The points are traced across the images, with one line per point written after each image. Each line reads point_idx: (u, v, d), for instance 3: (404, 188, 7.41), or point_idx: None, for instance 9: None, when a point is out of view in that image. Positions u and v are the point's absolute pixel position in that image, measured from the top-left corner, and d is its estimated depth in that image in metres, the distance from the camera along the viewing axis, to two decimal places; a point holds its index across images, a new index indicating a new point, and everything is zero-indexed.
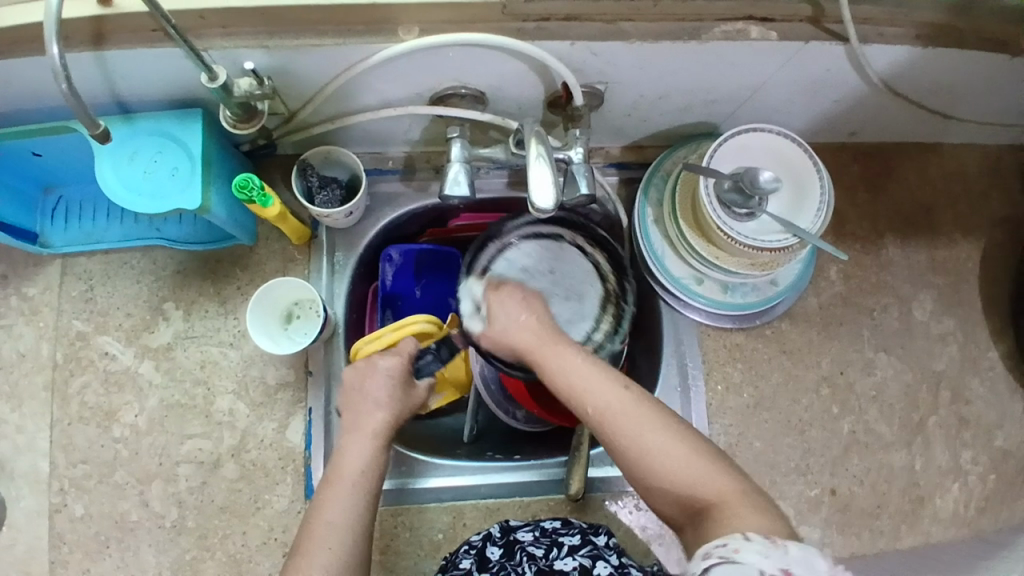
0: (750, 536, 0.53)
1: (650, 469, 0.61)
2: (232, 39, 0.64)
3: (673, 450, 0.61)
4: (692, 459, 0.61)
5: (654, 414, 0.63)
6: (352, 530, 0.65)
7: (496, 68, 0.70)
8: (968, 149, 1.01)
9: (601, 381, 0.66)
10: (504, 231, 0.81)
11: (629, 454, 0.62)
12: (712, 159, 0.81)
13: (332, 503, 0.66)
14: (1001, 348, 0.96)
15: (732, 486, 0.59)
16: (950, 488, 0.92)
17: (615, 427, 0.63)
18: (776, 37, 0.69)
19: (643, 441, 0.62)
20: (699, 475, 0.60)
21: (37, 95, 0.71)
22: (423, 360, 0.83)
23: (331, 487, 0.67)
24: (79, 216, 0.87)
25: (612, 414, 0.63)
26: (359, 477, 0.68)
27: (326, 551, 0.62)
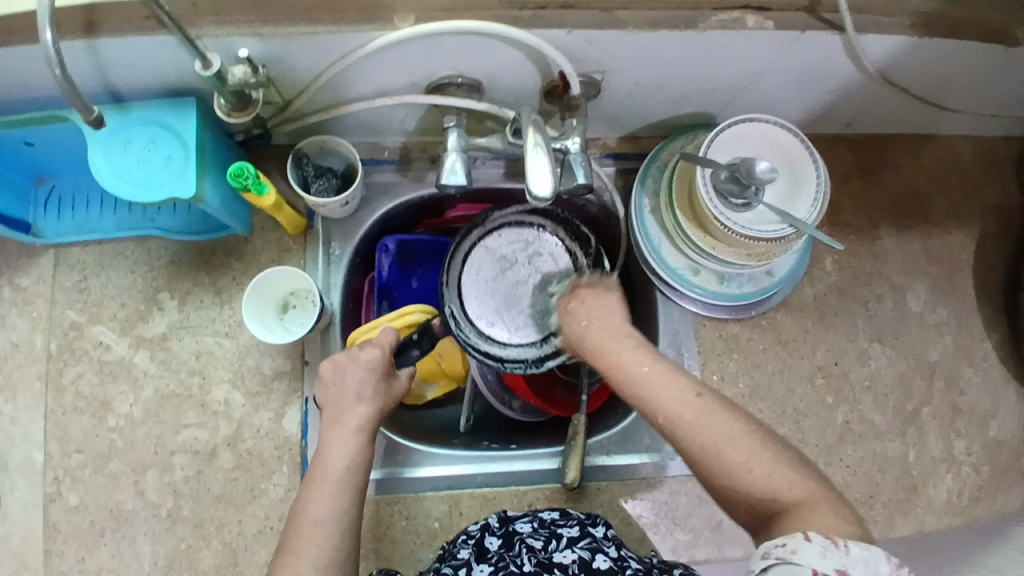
0: (812, 537, 0.50)
1: (731, 479, 0.58)
2: (225, 27, 0.63)
3: (754, 458, 0.58)
4: (775, 464, 0.58)
5: (732, 425, 0.60)
6: (340, 526, 0.63)
7: (492, 56, 0.70)
8: (964, 139, 1.01)
9: (674, 389, 0.62)
10: (489, 219, 0.86)
11: (711, 466, 0.59)
12: (709, 149, 0.80)
13: (317, 500, 0.64)
14: (994, 338, 0.97)
15: (813, 490, 0.56)
16: (943, 477, 0.92)
17: (692, 434, 0.60)
18: (773, 26, 0.68)
19: (722, 448, 0.59)
20: (783, 480, 0.57)
21: (29, 84, 0.71)
22: (405, 351, 0.82)
23: (320, 481, 0.66)
24: (72, 206, 0.86)
25: (688, 420, 0.60)
26: (344, 470, 0.67)
27: (319, 544, 0.61)
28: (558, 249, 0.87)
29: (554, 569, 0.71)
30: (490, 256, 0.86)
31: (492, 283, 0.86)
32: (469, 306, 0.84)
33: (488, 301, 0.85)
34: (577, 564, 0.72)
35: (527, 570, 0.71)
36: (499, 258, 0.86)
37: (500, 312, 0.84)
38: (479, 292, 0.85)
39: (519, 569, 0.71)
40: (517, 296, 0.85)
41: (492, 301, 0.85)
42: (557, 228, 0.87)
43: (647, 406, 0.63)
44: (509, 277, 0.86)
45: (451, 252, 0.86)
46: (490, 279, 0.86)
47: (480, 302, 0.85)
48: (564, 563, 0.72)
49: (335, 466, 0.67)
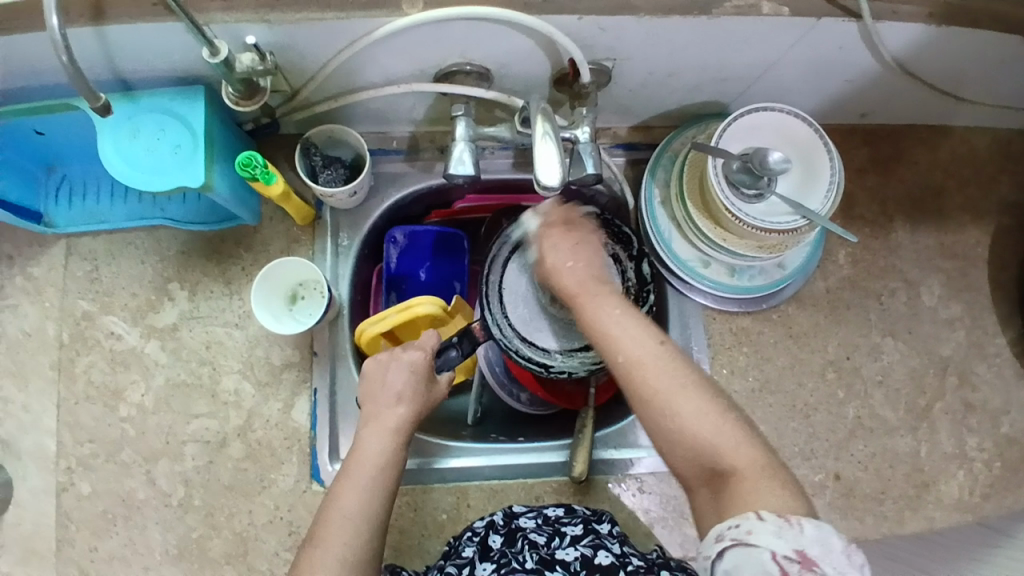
0: (764, 515, 0.53)
1: (676, 429, 0.60)
2: (232, 13, 0.62)
3: (700, 412, 0.60)
4: (723, 423, 0.59)
5: (687, 375, 0.61)
6: (367, 518, 0.64)
7: (501, 43, 0.69)
8: (983, 130, 0.99)
9: (636, 334, 0.64)
10: (526, 220, 0.83)
11: (661, 411, 0.60)
12: (721, 139, 0.79)
13: (346, 491, 0.65)
14: (1011, 333, 0.95)
15: (756, 457, 0.58)
16: (957, 473, 0.91)
17: (648, 380, 0.61)
18: (788, 13, 0.67)
19: (673, 397, 0.60)
20: (728, 440, 0.58)
21: (40, 72, 0.71)
22: (444, 352, 0.78)
23: (350, 476, 0.66)
24: (83, 195, 0.87)
25: (645, 363, 0.62)
26: (373, 466, 0.67)
27: (345, 536, 0.62)
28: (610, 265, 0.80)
29: (556, 566, 0.70)
30: (526, 259, 0.83)
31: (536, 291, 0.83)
32: (515, 317, 0.81)
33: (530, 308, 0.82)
34: (579, 561, 0.71)
35: (528, 567, 0.70)
36: (534, 261, 0.83)
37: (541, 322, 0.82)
38: (520, 301, 0.82)
39: (522, 566, 0.70)
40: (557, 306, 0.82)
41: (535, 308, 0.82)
42: (617, 248, 0.80)
43: (610, 344, 0.64)
44: (548, 282, 0.83)
45: (488, 259, 0.83)
46: (534, 290, 0.82)
47: (523, 309, 0.82)
48: (566, 560, 0.71)
49: (366, 460, 0.67)
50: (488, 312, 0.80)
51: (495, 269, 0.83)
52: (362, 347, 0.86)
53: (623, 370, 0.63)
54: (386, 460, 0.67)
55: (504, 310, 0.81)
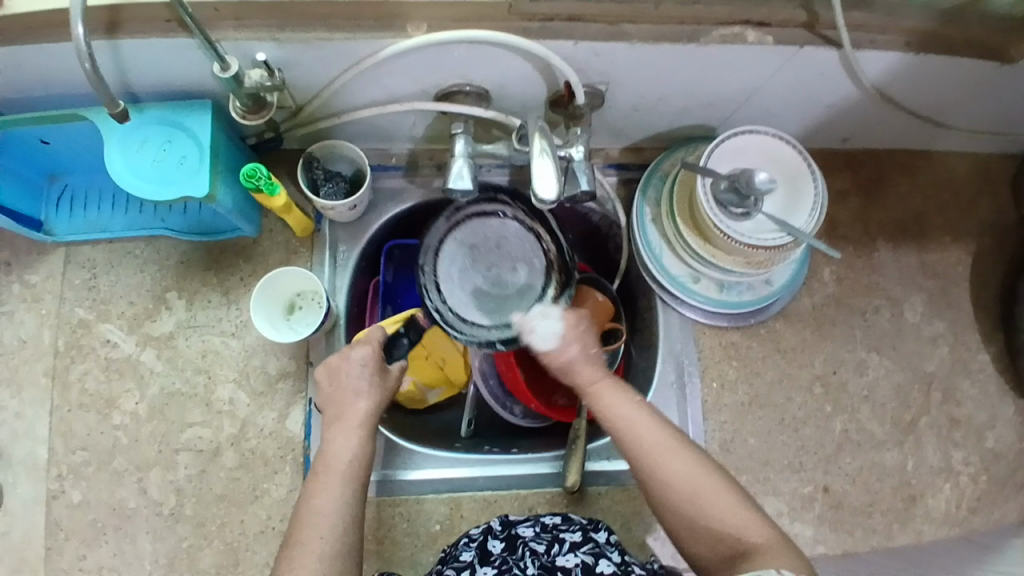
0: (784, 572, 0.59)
1: (697, 516, 0.66)
2: (244, 31, 0.65)
3: (717, 497, 0.66)
4: (739, 508, 0.66)
5: (703, 464, 0.69)
6: (344, 517, 0.65)
7: (500, 66, 0.72)
8: (960, 156, 1.04)
9: (658, 428, 0.71)
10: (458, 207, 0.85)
11: (684, 498, 0.67)
12: (709, 160, 0.83)
13: (322, 491, 0.66)
14: (991, 351, 0.98)
15: (771, 536, 0.64)
16: (942, 488, 0.93)
17: (667, 470, 0.68)
18: (772, 42, 0.71)
19: (692, 483, 0.67)
20: (742, 520, 0.65)
21: (48, 83, 0.73)
22: (394, 345, 0.82)
23: (326, 479, 0.67)
24: (84, 205, 0.88)
25: (665, 454, 0.69)
26: (346, 468, 0.68)
27: (323, 531, 0.63)
28: (529, 233, 0.86)
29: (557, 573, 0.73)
30: (460, 243, 0.85)
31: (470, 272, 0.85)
32: (452, 299, 0.84)
33: (467, 287, 0.84)
34: (580, 568, 0.74)
35: (530, 574, 0.73)
36: (468, 244, 0.85)
37: (485, 296, 0.84)
38: (456, 281, 0.84)
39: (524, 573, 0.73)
40: (500, 279, 0.84)
41: (471, 289, 0.84)
42: (521, 214, 0.86)
43: (634, 436, 0.71)
44: (482, 262, 0.85)
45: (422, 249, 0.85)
46: (465, 269, 0.85)
47: (460, 291, 0.84)
48: (566, 567, 0.74)
49: (338, 463, 0.68)
50: (425, 296, 0.83)
51: (429, 256, 0.85)
52: None
53: (649, 460, 0.69)
54: (356, 460, 0.69)
55: (440, 293, 0.84)
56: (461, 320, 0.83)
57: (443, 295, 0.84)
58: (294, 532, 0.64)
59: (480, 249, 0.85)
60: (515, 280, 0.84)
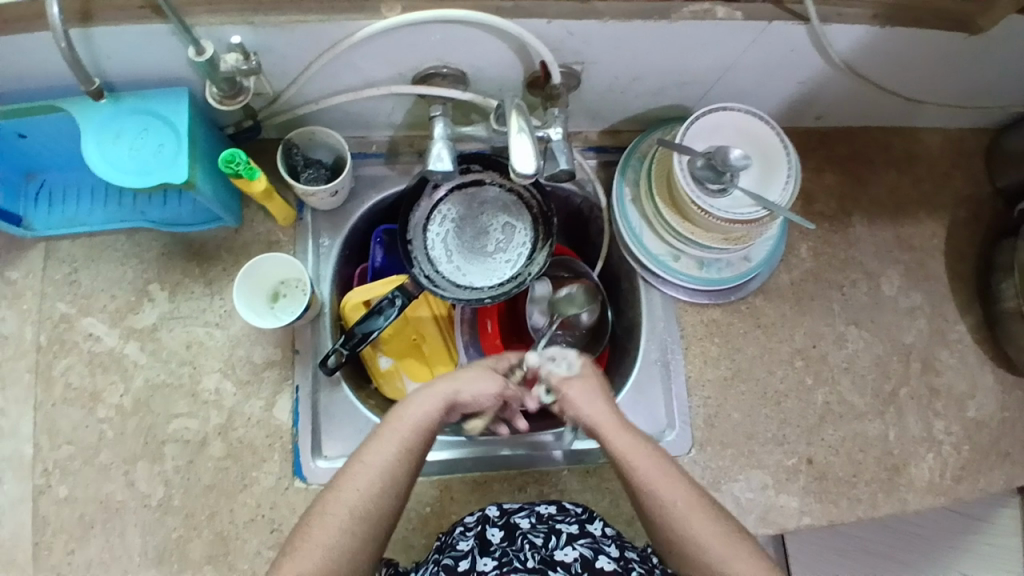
0: None
1: (708, 570, 0.66)
2: (217, 15, 0.65)
3: (729, 553, 0.66)
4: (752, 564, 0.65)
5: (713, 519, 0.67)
6: (387, 479, 0.66)
7: (476, 47, 0.73)
8: (933, 131, 1.06)
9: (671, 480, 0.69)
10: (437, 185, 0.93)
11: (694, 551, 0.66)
12: (685, 137, 0.84)
13: (377, 444, 0.67)
14: (969, 321, 1.00)
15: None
16: (924, 457, 0.95)
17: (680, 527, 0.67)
18: (741, 17, 0.72)
19: (707, 541, 0.66)
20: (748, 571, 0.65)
21: (22, 74, 0.73)
22: (370, 318, 0.85)
23: (388, 438, 0.68)
24: (62, 200, 0.87)
25: (679, 510, 0.67)
26: (405, 439, 0.68)
27: (366, 488, 0.65)
28: (509, 195, 0.95)
29: (557, 567, 0.74)
30: (445, 218, 0.94)
31: (456, 238, 0.94)
32: (442, 268, 0.92)
33: (456, 256, 0.93)
34: (579, 562, 0.75)
35: (530, 567, 0.74)
36: (452, 218, 0.94)
37: (474, 263, 0.93)
38: (444, 252, 0.93)
39: (523, 565, 0.74)
40: (484, 242, 0.94)
41: (459, 257, 0.93)
42: (500, 178, 0.95)
43: (643, 491, 0.69)
44: (467, 232, 0.94)
45: (405, 223, 0.92)
46: (451, 235, 0.93)
47: (448, 260, 0.93)
48: (566, 561, 0.74)
49: (403, 436, 0.68)
50: (414, 267, 0.91)
51: (415, 231, 0.93)
52: (347, 316, 0.91)
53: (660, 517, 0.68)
54: (424, 429, 0.69)
55: (431, 263, 0.92)
56: (452, 283, 0.92)
57: (434, 263, 0.92)
58: (340, 480, 0.66)
59: (464, 221, 0.94)
60: (500, 246, 0.94)
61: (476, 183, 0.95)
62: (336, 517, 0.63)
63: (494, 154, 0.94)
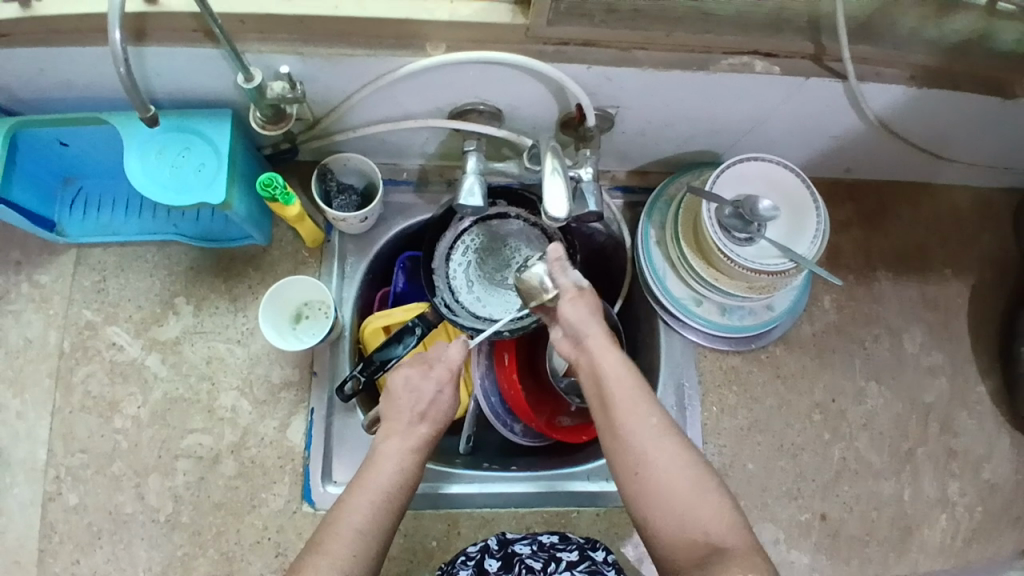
0: None
1: (668, 506, 0.64)
2: (268, 44, 0.67)
3: (694, 491, 0.64)
4: (715, 505, 0.64)
5: (682, 451, 0.66)
6: (376, 539, 0.64)
7: (515, 87, 0.74)
8: (959, 190, 1.06)
9: (640, 403, 0.68)
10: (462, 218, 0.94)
11: (657, 486, 0.65)
12: (714, 185, 0.84)
13: (360, 502, 0.65)
14: (989, 382, 0.99)
15: (742, 534, 0.63)
16: (940, 519, 0.93)
17: (653, 457, 0.66)
18: (778, 72, 0.73)
19: (678, 480, 0.65)
20: (712, 517, 0.63)
21: (71, 85, 0.75)
22: (388, 345, 0.88)
23: (368, 493, 0.66)
24: (97, 208, 0.89)
25: (653, 444, 0.66)
26: (382, 494, 0.66)
27: (353, 548, 0.62)
28: (532, 229, 0.95)
29: None
30: (468, 248, 0.94)
31: (478, 269, 0.94)
32: (464, 298, 0.93)
33: (478, 287, 0.94)
34: None
35: None
36: (475, 249, 0.95)
37: (495, 293, 0.94)
38: (466, 282, 0.93)
39: None
40: (507, 273, 0.95)
41: (480, 288, 0.94)
42: (524, 213, 0.95)
43: (615, 415, 0.68)
44: (490, 264, 0.95)
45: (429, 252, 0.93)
46: (473, 266, 0.94)
47: (469, 291, 0.93)
48: None
49: (386, 473, 0.68)
50: (435, 295, 0.91)
51: (438, 260, 0.93)
52: (365, 337, 0.92)
53: (637, 441, 0.66)
54: (398, 483, 0.68)
55: (453, 292, 0.93)
56: (471, 314, 0.92)
57: (454, 293, 0.93)
58: (322, 541, 0.63)
59: (487, 253, 0.95)
60: None
61: (500, 216, 0.95)
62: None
63: (522, 189, 0.95)
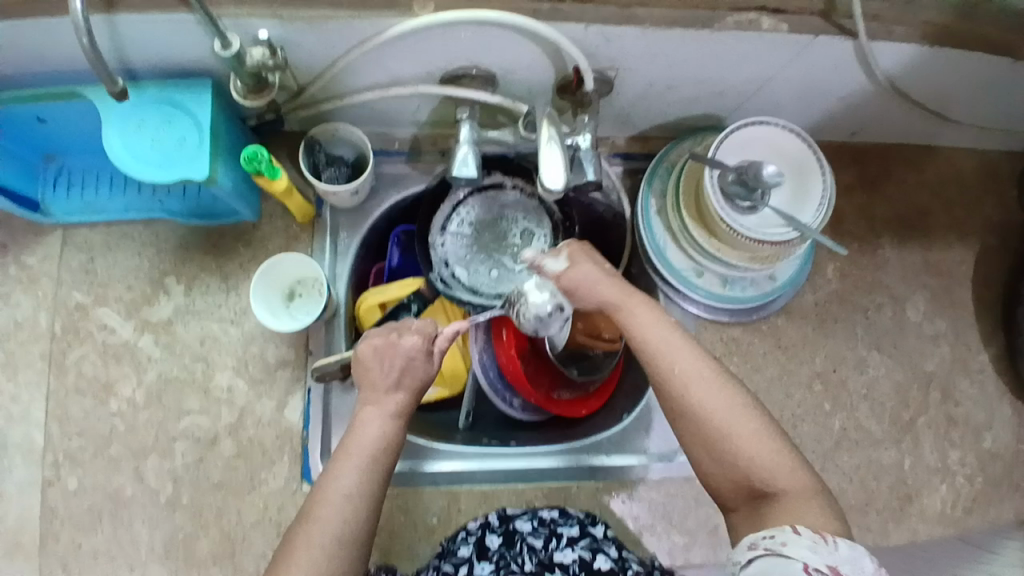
0: (800, 530, 0.55)
1: (732, 455, 0.62)
2: (245, 7, 0.63)
3: (755, 437, 0.62)
4: (774, 449, 0.62)
5: (732, 396, 0.63)
6: (364, 501, 0.63)
7: (508, 50, 0.71)
8: (967, 152, 1.03)
9: (682, 350, 0.65)
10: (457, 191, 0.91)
11: (715, 438, 0.63)
12: (717, 151, 0.81)
13: (342, 471, 0.64)
14: (992, 349, 0.97)
15: (806, 480, 0.61)
16: (939, 487, 0.93)
17: (697, 399, 0.63)
18: (787, 30, 0.69)
19: (731, 423, 0.62)
20: (779, 465, 0.61)
21: (43, 58, 0.71)
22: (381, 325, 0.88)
23: (349, 457, 0.65)
24: (80, 186, 0.86)
25: (699, 386, 0.63)
26: (369, 458, 0.65)
27: (343, 516, 0.61)
28: (529, 201, 0.93)
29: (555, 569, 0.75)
30: (463, 221, 0.92)
31: (474, 242, 0.92)
32: (460, 273, 0.91)
33: (474, 260, 0.91)
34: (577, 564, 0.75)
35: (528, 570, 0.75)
36: (471, 221, 0.92)
37: (492, 264, 0.91)
38: (462, 256, 0.91)
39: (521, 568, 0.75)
40: (504, 244, 0.92)
41: (477, 260, 0.91)
42: (521, 183, 0.93)
43: (661, 364, 0.65)
44: (486, 235, 0.92)
45: (425, 227, 0.91)
46: (467, 239, 0.92)
47: (466, 264, 0.91)
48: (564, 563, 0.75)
49: (363, 443, 0.66)
50: (431, 271, 0.89)
51: (433, 234, 0.91)
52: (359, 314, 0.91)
53: (679, 382, 0.64)
54: (383, 449, 0.66)
55: (450, 267, 0.91)
56: (467, 288, 0.90)
57: (451, 267, 0.91)
58: (310, 509, 0.62)
59: (482, 224, 0.92)
60: (519, 248, 0.92)
61: (496, 188, 0.93)
62: (321, 551, 0.60)
63: (517, 159, 0.92)
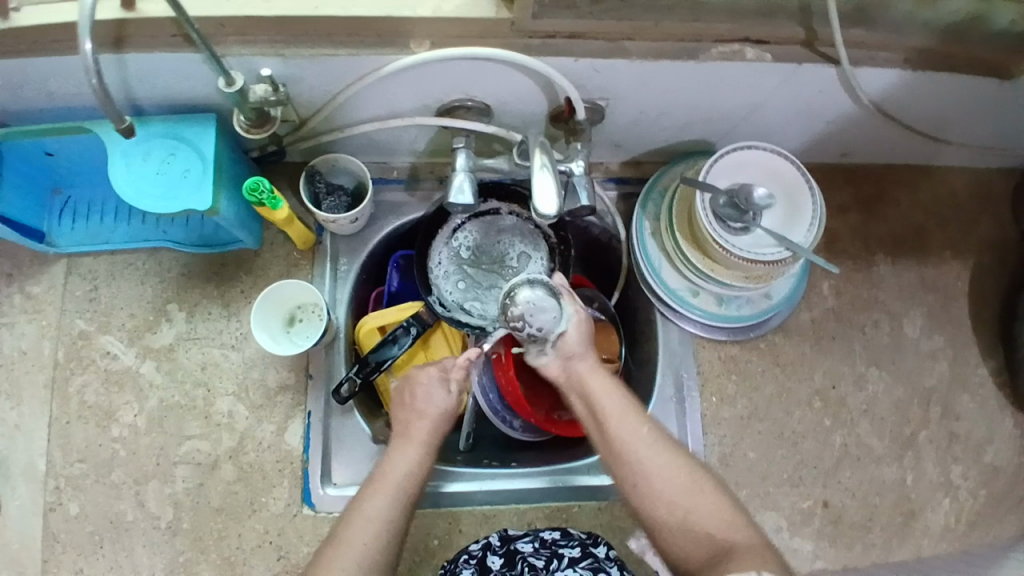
0: (766, 575, 0.59)
1: (683, 515, 0.68)
2: (249, 47, 0.66)
3: (695, 492, 0.69)
4: (723, 507, 0.68)
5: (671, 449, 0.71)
6: (392, 528, 0.67)
7: (502, 83, 0.73)
8: (960, 170, 1.05)
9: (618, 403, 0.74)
10: (455, 218, 0.94)
11: (659, 495, 0.69)
12: (708, 175, 0.84)
13: (375, 498, 0.68)
14: (991, 364, 0.98)
15: (757, 539, 0.65)
16: (941, 503, 0.93)
17: (639, 459, 0.70)
18: (770, 59, 0.72)
19: (674, 480, 0.69)
20: (730, 527, 0.66)
21: (51, 95, 0.73)
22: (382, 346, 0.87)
23: (380, 490, 0.69)
24: (85, 217, 0.88)
25: (637, 441, 0.71)
26: (398, 487, 0.69)
27: (365, 542, 0.66)
28: (526, 225, 0.95)
29: None
30: (461, 248, 0.94)
31: (473, 267, 0.93)
32: (460, 298, 0.92)
33: (473, 285, 0.93)
34: None
35: None
36: (469, 248, 0.94)
37: (491, 289, 0.93)
38: (461, 281, 0.93)
39: None
40: (502, 269, 0.94)
41: (476, 285, 0.93)
42: (517, 207, 0.94)
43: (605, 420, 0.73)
44: (484, 261, 0.94)
45: (424, 254, 0.92)
46: (465, 264, 0.93)
47: (466, 290, 0.92)
48: None
49: (395, 474, 0.70)
50: (431, 296, 0.90)
51: (432, 262, 0.93)
52: (359, 338, 0.91)
53: (617, 443, 0.72)
54: (413, 477, 0.71)
55: (449, 292, 0.92)
56: (466, 312, 0.91)
57: (450, 293, 0.92)
58: (340, 533, 0.67)
59: (480, 250, 0.94)
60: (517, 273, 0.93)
61: (493, 215, 0.95)
62: (347, 572, 0.64)
63: (514, 184, 0.93)
